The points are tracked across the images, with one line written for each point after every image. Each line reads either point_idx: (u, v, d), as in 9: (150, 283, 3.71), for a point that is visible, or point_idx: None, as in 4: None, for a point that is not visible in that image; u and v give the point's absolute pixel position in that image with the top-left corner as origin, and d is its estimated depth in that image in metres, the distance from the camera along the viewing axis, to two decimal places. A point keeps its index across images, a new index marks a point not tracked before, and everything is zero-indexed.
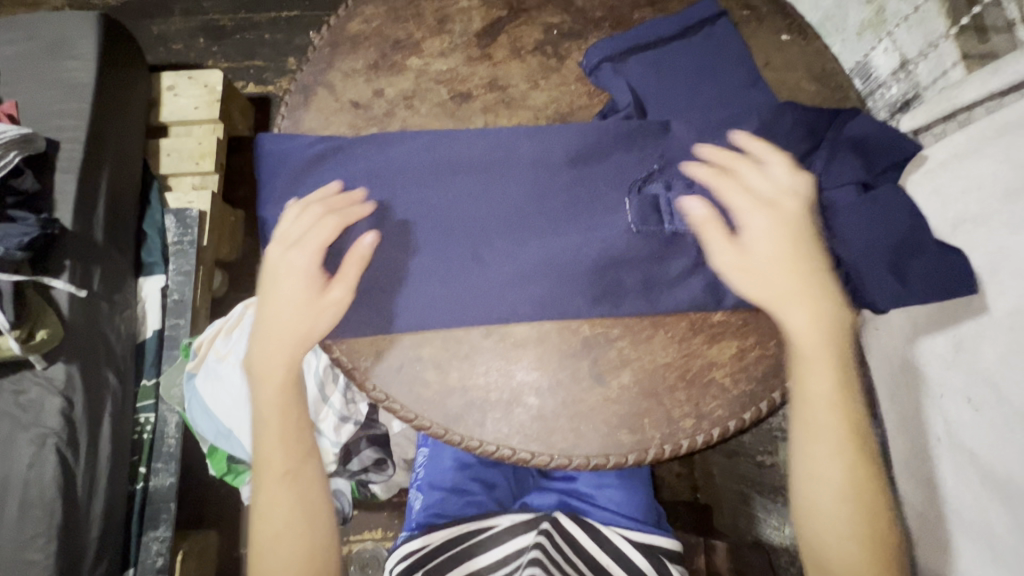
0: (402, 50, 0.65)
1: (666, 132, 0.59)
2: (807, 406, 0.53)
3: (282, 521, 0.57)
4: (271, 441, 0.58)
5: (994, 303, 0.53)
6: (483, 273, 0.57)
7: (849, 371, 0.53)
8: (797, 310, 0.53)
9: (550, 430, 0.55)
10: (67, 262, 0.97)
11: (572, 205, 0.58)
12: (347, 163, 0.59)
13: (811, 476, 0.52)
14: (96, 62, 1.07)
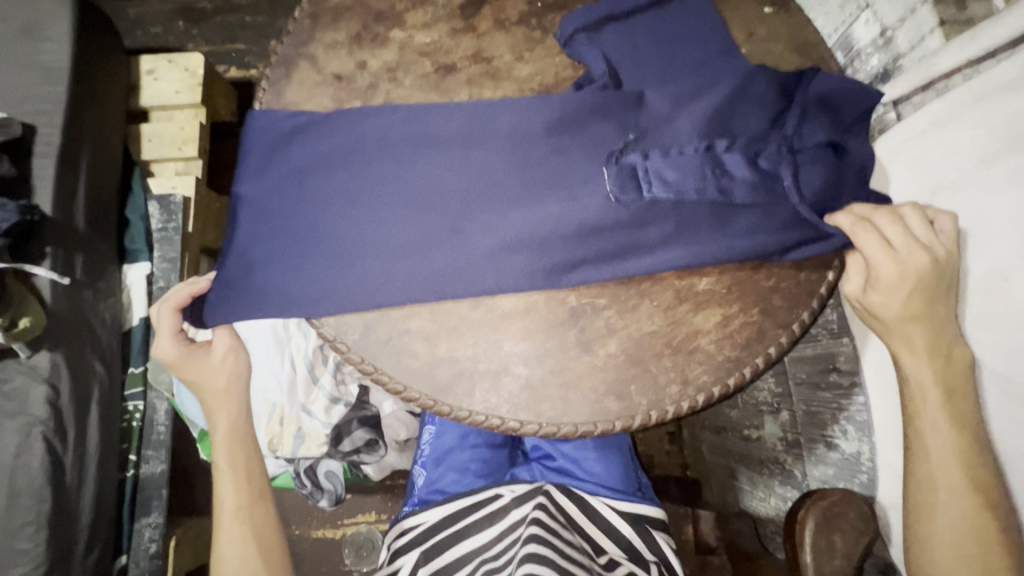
0: (385, 22, 0.64)
1: (642, 103, 0.58)
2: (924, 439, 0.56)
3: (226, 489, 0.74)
4: (217, 424, 0.74)
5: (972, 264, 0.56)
6: (460, 245, 0.56)
7: (961, 406, 0.55)
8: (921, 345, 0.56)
9: (538, 399, 0.56)
10: (48, 249, 0.95)
11: (551, 177, 0.57)
12: (320, 136, 0.58)
13: (926, 507, 0.56)
14: (72, 43, 1.04)
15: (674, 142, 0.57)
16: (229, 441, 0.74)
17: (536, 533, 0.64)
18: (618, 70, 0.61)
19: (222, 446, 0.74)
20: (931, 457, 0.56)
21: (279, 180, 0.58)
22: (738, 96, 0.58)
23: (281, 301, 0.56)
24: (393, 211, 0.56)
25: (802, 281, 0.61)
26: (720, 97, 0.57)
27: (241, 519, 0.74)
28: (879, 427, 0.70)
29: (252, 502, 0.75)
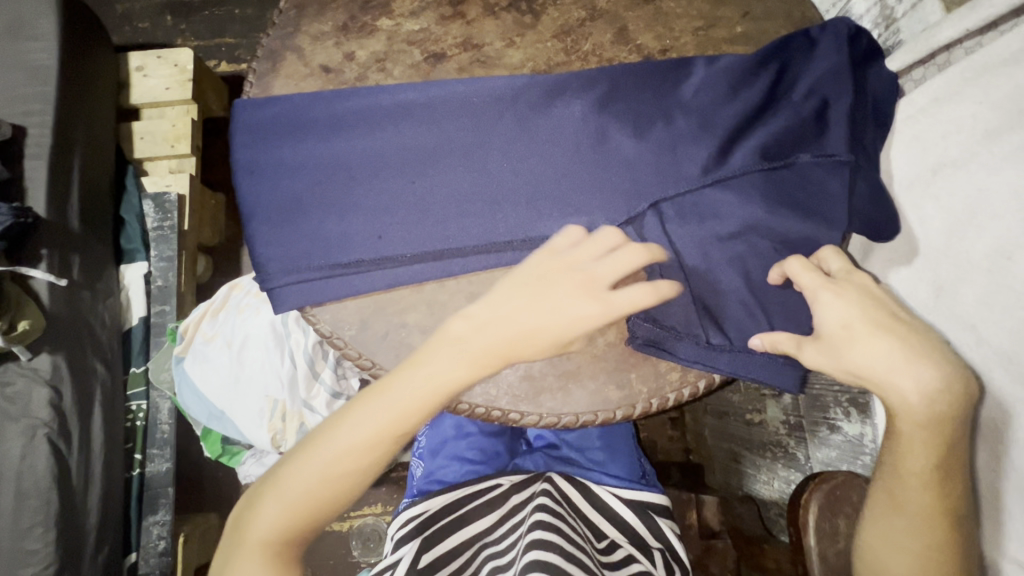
0: (372, 10, 0.63)
1: (693, 74, 0.59)
2: (901, 484, 0.51)
3: (366, 465, 0.53)
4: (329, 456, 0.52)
5: (925, 244, 0.59)
6: (471, 256, 0.56)
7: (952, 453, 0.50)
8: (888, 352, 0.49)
9: (538, 390, 0.55)
10: (44, 251, 0.96)
11: (591, 190, 0.57)
12: (397, 92, 0.58)
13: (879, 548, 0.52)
14: (59, 41, 1.03)
15: (709, 121, 0.57)
16: (395, 425, 0.52)
17: (544, 516, 0.63)
18: (703, 81, 0.58)
19: (379, 423, 0.52)
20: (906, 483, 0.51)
21: (326, 104, 0.58)
22: (792, 123, 0.57)
23: (250, 211, 0.57)
24: (422, 193, 0.56)
25: None
26: (773, 126, 0.57)
27: (291, 518, 0.52)
28: (881, 407, 0.69)
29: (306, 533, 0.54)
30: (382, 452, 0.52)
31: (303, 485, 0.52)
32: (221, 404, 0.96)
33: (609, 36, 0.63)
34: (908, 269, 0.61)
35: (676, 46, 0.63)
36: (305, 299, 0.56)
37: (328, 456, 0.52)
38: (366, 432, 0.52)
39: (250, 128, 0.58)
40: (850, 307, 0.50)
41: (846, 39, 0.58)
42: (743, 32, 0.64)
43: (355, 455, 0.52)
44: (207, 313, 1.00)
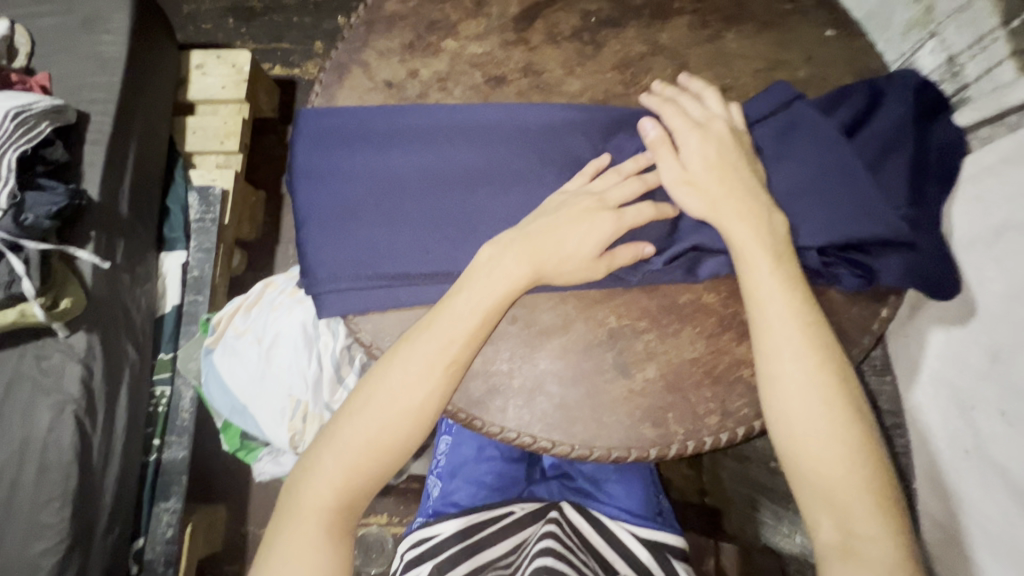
0: (438, 31, 0.64)
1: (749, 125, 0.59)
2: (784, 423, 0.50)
3: (423, 406, 0.52)
4: (389, 370, 0.52)
5: (985, 307, 0.58)
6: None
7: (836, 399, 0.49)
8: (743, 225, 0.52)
9: (571, 419, 0.54)
10: (93, 233, 0.99)
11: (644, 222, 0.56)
12: (455, 112, 0.59)
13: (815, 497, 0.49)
14: (130, 37, 1.08)
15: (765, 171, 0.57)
16: (447, 357, 0.51)
17: (553, 542, 0.62)
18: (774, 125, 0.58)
19: (437, 345, 0.51)
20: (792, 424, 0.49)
21: (385, 118, 0.59)
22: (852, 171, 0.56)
23: (305, 217, 0.58)
24: (472, 211, 0.57)
25: (853, 317, 0.57)
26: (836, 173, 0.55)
27: (352, 478, 0.52)
28: (922, 472, 0.67)
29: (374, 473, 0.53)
30: (434, 386, 0.51)
31: (372, 408, 0.52)
32: (244, 399, 0.96)
33: (668, 72, 0.63)
34: (961, 330, 0.61)
35: (735, 85, 0.63)
36: (348, 307, 0.56)
37: (383, 400, 0.52)
38: (427, 335, 0.52)
39: (313, 137, 0.60)
40: (714, 193, 0.54)
41: (911, 92, 0.57)
42: (803, 78, 0.64)
43: (410, 394, 0.51)
44: (241, 307, 1.02)
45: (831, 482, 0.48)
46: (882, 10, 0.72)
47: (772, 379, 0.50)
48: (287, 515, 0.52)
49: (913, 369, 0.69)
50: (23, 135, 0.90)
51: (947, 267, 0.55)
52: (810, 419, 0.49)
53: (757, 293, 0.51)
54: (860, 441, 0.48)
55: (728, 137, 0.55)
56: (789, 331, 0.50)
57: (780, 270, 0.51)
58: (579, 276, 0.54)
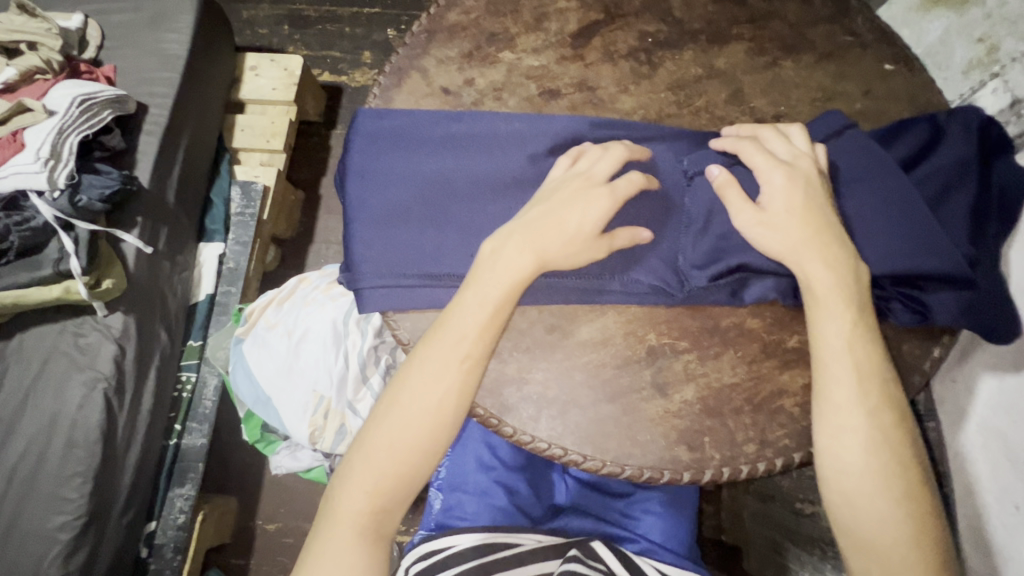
0: (497, 43, 0.66)
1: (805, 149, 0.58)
2: (837, 462, 0.48)
3: (444, 398, 0.51)
4: (410, 368, 0.52)
5: None
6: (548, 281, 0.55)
7: (898, 442, 0.47)
8: (817, 259, 0.50)
9: (605, 435, 0.53)
10: (140, 218, 1.02)
11: (692, 239, 0.55)
12: (508, 120, 0.60)
13: (861, 540, 0.47)
14: (193, 36, 1.13)
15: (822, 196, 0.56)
16: (465, 351, 0.51)
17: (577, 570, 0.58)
18: (832, 155, 0.57)
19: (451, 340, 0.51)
20: (853, 465, 0.47)
21: (433, 123, 0.61)
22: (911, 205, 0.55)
23: (353, 213, 0.59)
24: (514, 215, 0.57)
25: (903, 355, 0.55)
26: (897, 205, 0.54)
27: (383, 476, 0.51)
28: (965, 524, 0.64)
29: (402, 473, 0.51)
30: (452, 380, 0.51)
31: (394, 407, 0.52)
32: (269, 391, 0.97)
33: (723, 96, 0.64)
34: (1016, 377, 0.58)
35: (790, 113, 0.63)
36: (389, 304, 0.57)
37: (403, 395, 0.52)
38: (440, 333, 0.52)
39: (367, 134, 0.61)
40: (797, 233, 0.51)
41: (975, 130, 0.56)
42: (860, 110, 0.63)
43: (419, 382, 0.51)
44: (274, 300, 1.04)
45: (883, 541, 0.46)
46: (942, 50, 0.73)
47: (836, 431, 0.48)
48: (325, 526, 0.52)
49: (960, 416, 0.66)
50: (85, 121, 0.95)
51: (1008, 312, 0.53)
52: (865, 463, 0.47)
53: (827, 343, 0.49)
54: (919, 502, 0.47)
55: (816, 176, 0.53)
56: (861, 385, 0.48)
57: (860, 324, 0.49)
58: (589, 255, 0.52)
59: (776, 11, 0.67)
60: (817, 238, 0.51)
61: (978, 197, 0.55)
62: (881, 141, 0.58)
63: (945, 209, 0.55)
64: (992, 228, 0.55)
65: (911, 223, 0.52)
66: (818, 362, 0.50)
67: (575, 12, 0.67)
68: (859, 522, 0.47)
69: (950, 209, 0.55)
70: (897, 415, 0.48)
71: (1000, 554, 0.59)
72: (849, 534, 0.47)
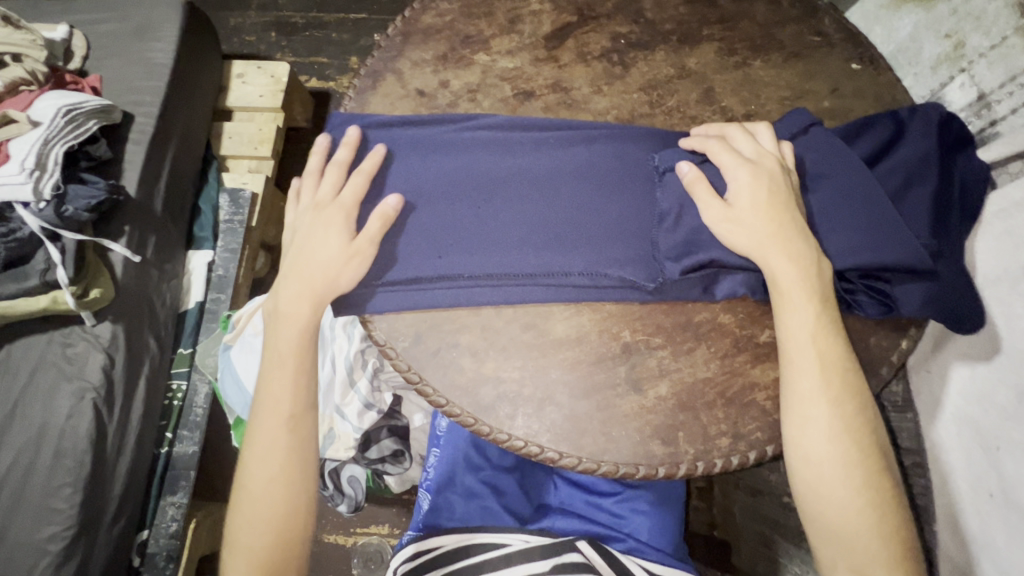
0: (471, 45, 0.66)
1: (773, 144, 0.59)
2: (804, 453, 0.48)
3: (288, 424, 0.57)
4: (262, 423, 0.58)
5: (1010, 340, 0.56)
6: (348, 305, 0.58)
7: (864, 429, 0.49)
8: (780, 255, 0.51)
9: (580, 432, 0.53)
10: (127, 227, 1.03)
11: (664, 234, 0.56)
12: (476, 124, 0.61)
13: (829, 529, 0.48)
14: (178, 45, 1.14)
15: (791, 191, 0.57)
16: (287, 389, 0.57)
17: None
18: (800, 153, 0.58)
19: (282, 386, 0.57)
20: (821, 455, 0.48)
21: (400, 129, 0.61)
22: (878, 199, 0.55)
23: None
24: (480, 219, 0.58)
25: (873, 347, 0.56)
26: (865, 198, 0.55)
27: (269, 513, 0.57)
28: (942, 512, 0.64)
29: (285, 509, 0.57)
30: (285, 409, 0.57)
31: (255, 461, 0.58)
32: None
33: (694, 95, 0.65)
34: (988, 366, 0.59)
35: (760, 111, 0.64)
36: (361, 308, 0.57)
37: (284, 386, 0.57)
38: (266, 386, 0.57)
39: (337, 140, 0.62)
40: (761, 229, 0.52)
41: (936, 125, 0.57)
42: (828, 107, 0.64)
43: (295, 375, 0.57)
44: (261, 306, 1.04)
45: (850, 527, 0.47)
46: (912, 45, 0.73)
47: (802, 422, 0.49)
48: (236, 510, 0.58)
49: (933, 407, 0.67)
50: (70, 131, 0.95)
51: (970, 301, 0.54)
52: (831, 452, 0.48)
53: (793, 336, 0.50)
54: (883, 488, 0.48)
55: (779, 174, 0.54)
56: (823, 375, 0.49)
57: (822, 316, 0.50)
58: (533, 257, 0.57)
59: (746, 11, 0.68)
60: (776, 235, 0.52)
61: (941, 189, 0.56)
62: (846, 137, 0.59)
63: (911, 200, 0.56)
64: (956, 221, 0.57)
65: (876, 216, 0.53)
66: (785, 357, 0.50)
67: (549, 14, 0.68)
68: (827, 511, 0.47)
69: (916, 202, 0.56)
70: (865, 405, 0.49)
71: (973, 540, 0.60)
72: (816, 523, 0.48)
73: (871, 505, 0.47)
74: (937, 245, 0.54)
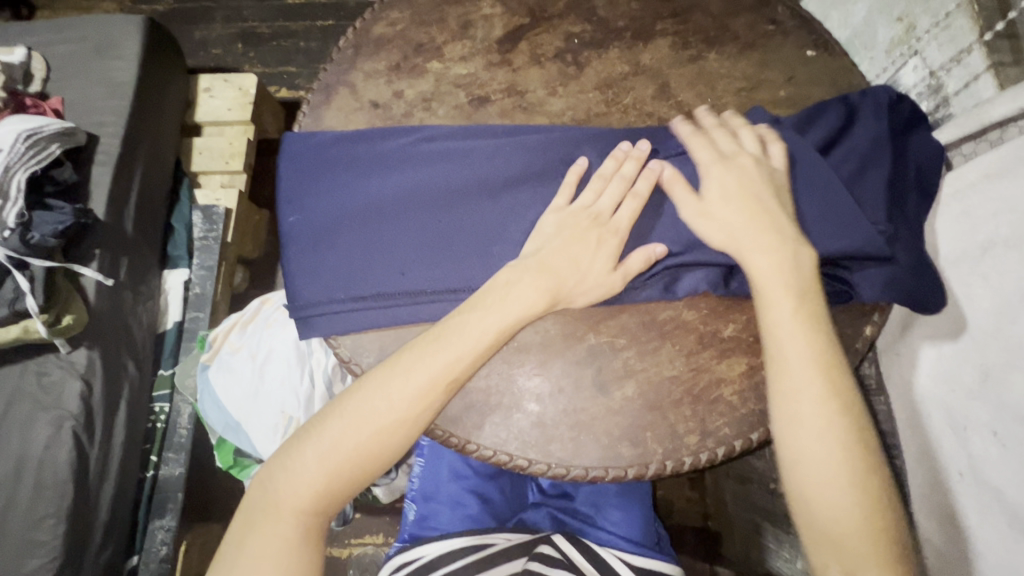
0: (424, 53, 0.66)
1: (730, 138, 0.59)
2: (793, 448, 0.49)
3: (411, 421, 0.51)
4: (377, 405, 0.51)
5: (971, 319, 0.57)
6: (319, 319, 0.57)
7: (853, 424, 0.48)
8: (759, 249, 0.52)
9: (549, 438, 0.53)
10: (97, 251, 1.01)
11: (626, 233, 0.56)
12: (435, 134, 0.61)
13: (822, 526, 0.48)
14: (138, 63, 1.12)
15: None
16: (448, 377, 0.51)
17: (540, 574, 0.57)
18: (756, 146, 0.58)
19: (429, 378, 0.51)
20: (813, 453, 0.48)
21: (360, 143, 0.61)
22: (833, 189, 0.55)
23: (291, 237, 0.59)
24: (445, 232, 0.57)
25: (836, 335, 0.56)
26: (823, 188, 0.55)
27: (333, 481, 0.51)
28: (915, 493, 0.65)
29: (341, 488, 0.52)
30: (429, 404, 0.51)
31: (340, 438, 0.51)
32: (237, 415, 0.97)
33: (650, 91, 0.64)
34: (953, 346, 0.59)
35: (717, 104, 0.64)
36: (329, 328, 0.57)
37: (378, 408, 0.51)
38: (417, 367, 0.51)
39: (298, 157, 0.61)
40: (743, 231, 0.53)
41: (885, 108, 0.57)
42: (784, 97, 0.64)
43: (407, 405, 0.51)
44: (237, 324, 1.03)
45: (841, 528, 0.47)
46: (866, 30, 0.73)
47: (792, 419, 0.49)
48: (259, 518, 0.51)
49: (903, 390, 0.67)
50: (32, 156, 0.93)
51: (931, 283, 0.54)
52: (822, 449, 0.48)
53: (777, 332, 0.51)
54: (874, 486, 0.47)
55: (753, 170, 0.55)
56: (811, 372, 0.49)
57: (804, 309, 0.50)
58: (601, 291, 0.54)
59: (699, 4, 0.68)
60: (756, 229, 0.53)
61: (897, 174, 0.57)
62: (800, 124, 0.58)
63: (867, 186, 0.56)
64: (913, 205, 0.57)
65: (832, 204, 0.54)
66: (768, 351, 0.51)
67: (501, 17, 0.67)
68: (820, 509, 0.48)
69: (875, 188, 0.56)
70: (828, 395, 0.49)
71: (946, 520, 0.60)
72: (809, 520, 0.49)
73: (866, 504, 0.47)
74: (893, 229, 0.55)
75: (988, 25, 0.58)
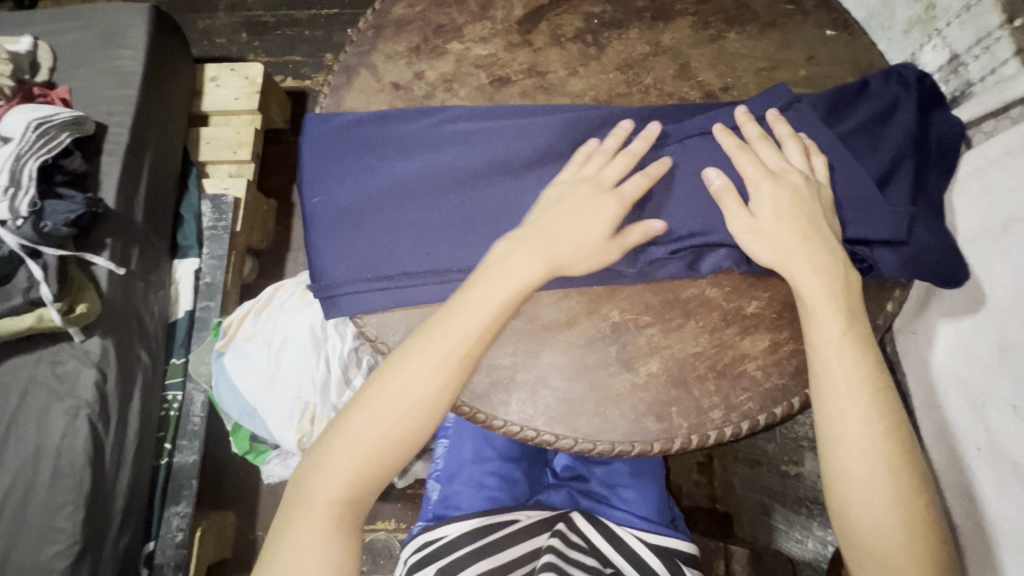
0: (444, 35, 0.66)
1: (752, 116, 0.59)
2: (837, 443, 0.49)
3: (436, 401, 0.51)
4: (395, 390, 0.51)
5: (991, 295, 0.57)
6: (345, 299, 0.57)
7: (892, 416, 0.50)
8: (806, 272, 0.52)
9: (575, 413, 0.54)
10: (108, 240, 1.01)
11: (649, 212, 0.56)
12: (454, 115, 0.61)
13: (860, 519, 0.49)
14: (147, 51, 1.12)
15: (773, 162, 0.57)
16: (464, 353, 0.51)
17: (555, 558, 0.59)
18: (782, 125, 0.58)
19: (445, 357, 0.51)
20: (848, 446, 0.49)
21: (380, 125, 0.61)
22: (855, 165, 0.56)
23: (315, 220, 0.60)
24: (468, 211, 0.57)
25: None
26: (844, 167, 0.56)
27: (365, 468, 0.52)
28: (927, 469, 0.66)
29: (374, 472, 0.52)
30: (449, 379, 0.51)
31: (366, 427, 0.51)
32: (252, 401, 0.97)
33: (670, 71, 0.64)
34: (972, 323, 0.60)
35: (737, 84, 0.64)
36: (356, 307, 0.57)
37: (400, 392, 0.51)
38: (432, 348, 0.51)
39: (319, 139, 0.61)
40: (781, 241, 0.52)
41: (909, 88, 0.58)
42: (804, 77, 0.64)
43: (431, 384, 0.51)
44: (250, 311, 1.03)
45: (881, 523, 0.48)
46: (883, 11, 0.72)
47: (836, 414, 0.50)
48: (296, 508, 0.52)
49: (919, 368, 0.68)
50: (43, 145, 0.93)
51: (954, 260, 0.55)
52: (863, 443, 0.49)
53: (822, 346, 0.51)
54: (912, 475, 0.49)
55: (802, 188, 0.53)
56: (850, 372, 0.50)
57: (849, 328, 0.51)
58: (602, 260, 0.53)
59: None
60: (799, 245, 0.52)
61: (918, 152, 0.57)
62: (822, 103, 0.59)
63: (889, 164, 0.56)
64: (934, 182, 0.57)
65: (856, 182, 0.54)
66: (813, 357, 0.52)
67: None
68: (858, 517, 0.49)
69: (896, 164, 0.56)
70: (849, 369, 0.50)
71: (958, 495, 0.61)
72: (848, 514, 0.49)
73: (914, 493, 0.48)
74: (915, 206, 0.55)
75: (1012, 7, 0.58)
